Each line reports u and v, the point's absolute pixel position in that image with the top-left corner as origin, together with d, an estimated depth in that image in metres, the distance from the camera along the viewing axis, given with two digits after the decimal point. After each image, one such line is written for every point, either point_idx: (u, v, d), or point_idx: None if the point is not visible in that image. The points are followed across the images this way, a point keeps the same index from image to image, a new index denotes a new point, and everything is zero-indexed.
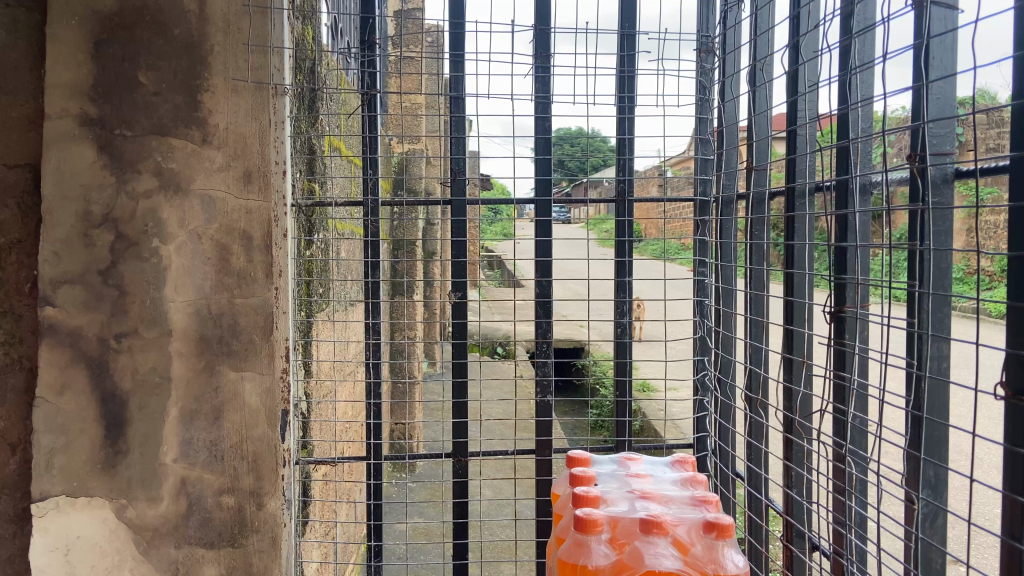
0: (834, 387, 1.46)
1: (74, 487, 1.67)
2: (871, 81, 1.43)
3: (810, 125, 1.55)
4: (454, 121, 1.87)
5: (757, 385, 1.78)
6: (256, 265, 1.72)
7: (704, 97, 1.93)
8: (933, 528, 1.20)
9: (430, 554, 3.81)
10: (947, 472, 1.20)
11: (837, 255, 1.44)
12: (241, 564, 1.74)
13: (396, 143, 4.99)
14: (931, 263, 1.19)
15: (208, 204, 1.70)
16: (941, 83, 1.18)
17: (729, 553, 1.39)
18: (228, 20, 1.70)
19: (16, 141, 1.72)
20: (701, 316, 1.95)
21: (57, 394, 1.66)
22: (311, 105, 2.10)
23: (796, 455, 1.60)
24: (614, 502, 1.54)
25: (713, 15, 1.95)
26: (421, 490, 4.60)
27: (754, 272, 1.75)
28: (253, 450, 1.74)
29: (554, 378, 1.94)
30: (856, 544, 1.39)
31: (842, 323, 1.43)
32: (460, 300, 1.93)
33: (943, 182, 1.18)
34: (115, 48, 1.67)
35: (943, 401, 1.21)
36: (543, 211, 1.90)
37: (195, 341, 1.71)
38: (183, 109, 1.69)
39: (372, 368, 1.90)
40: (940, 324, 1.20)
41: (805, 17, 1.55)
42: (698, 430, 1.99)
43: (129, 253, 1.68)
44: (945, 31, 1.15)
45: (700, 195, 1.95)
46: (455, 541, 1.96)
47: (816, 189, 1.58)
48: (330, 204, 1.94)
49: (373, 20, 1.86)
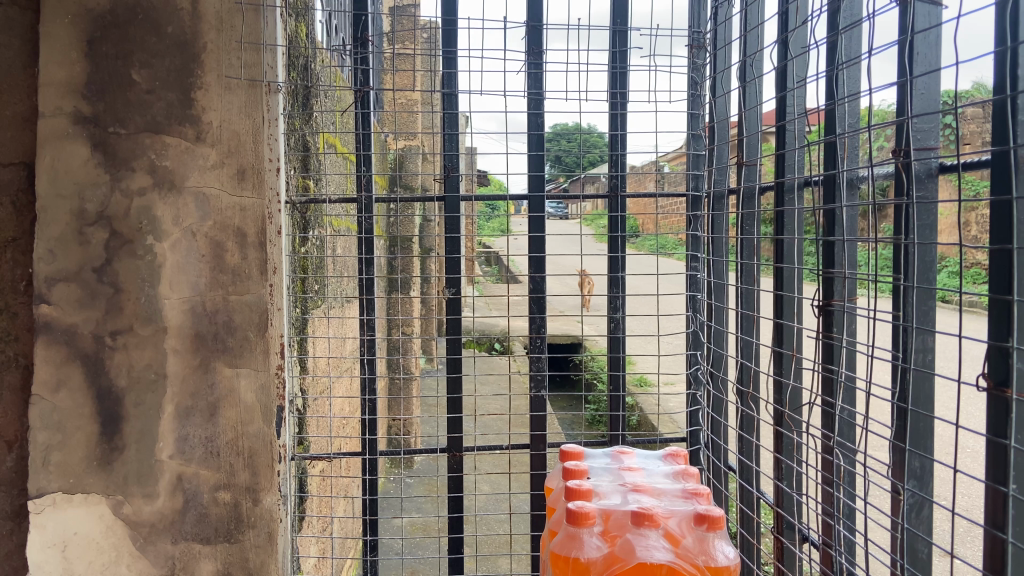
0: (823, 380, 1.49)
1: (72, 483, 1.68)
2: (858, 76, 1.45)
3: (799, 121, 1.58)
4: (448, 118, 1.86)
5: (748, 378, 1.80)
6: (251, 262, 1.73)
7: (695, 93, 1.96)
8: (920, 519, 1.25)
9: (428, 550, 3.88)
10: (932, 463, 1.23)
11: (826, 248, 1.47)
12: (238, 560, 1.75)
13: (391, 140, 5.06)
14: (916, 256, 1.22)
15: (202, 202, 1.71)
16: (925, 78, 1.21)
17: (719, 545, 1.42)
18: (221, 17, 1.71)
19: (10, 139, 1.73)
20: (693, 311, 2.00)
21: (53, 391, 1.67)
22: (307, 101, 2.11)
23: (786, 447, 1.64)
24: (606, 495, 1.57)
25: (705, 10, 1.96)
26: (418, 487, 4.66)
27: (746, 267, 1.78)
28: (249, 447, 1.75)
29: (548, 373, 1.93)
30: (844, 535, 1.42)
31: (830, 316, 1.46)
32: (454, 296, 1.92)
33: (928, 176, 1.22)
34: (109, 46, 1.68)
35: (928, 393, 1.24)
36: (537, 206, 1.90)
37: (190, 338, 1.72)
38: (176, 107, 1.70)
39: (367, 364, 1.90)
40: (923, 316, 1.23)
41: (794, 13, 1.57)
42: (691, 424, 2.04)
43: (123, 250, 1.68)
44: (929, 27, 1.18)
45: (693, 191, 1.99)
46: (451, 535, 1.97)
47: (805, 184, 1.61)
48: (325, 201, 1.93)
49: (366, 16, 1.84)
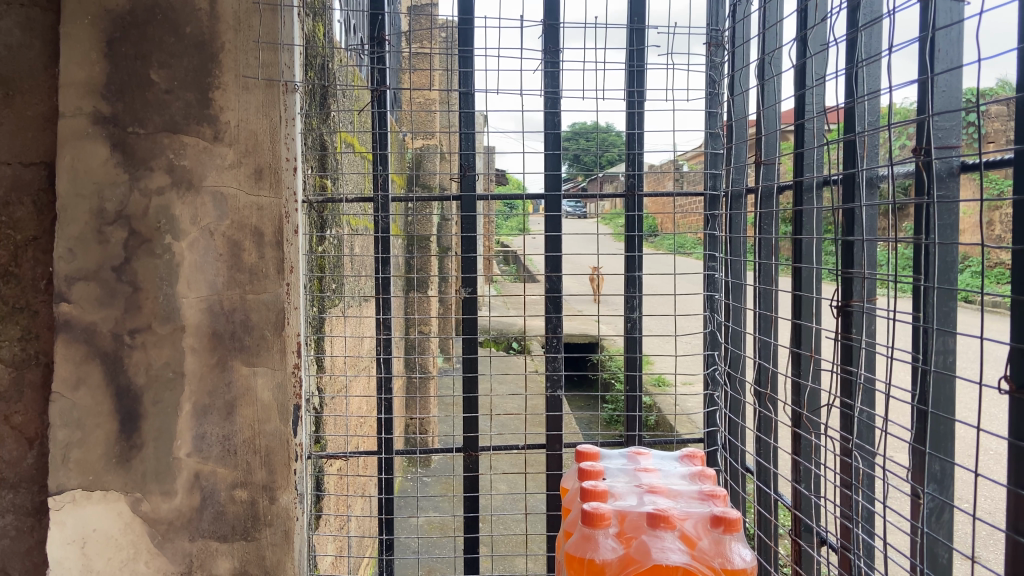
0: (842, 382, 1.47)
1: (91, 481, 1.69)
2: (878, 74, 1.44)
3: (818, 120, 1.56)
4: (464, 117, 1.86)
5: (766, 379, 1.79)
6: (268, 262, 1.74)
7: (713, 91, 1.94)
8: (939, 523, 1.23)
9: (445, 549, 3.90)
10: (952, 466, 1.22)
11: (844, 249, 1.45)
12: (255, 558, 1.76)
13: (410, 139, 5.10)
14: (937, 256, 1.21)
15: (220, 201, 1.72)
16: (946, 75, 1.19)
17: (735, 548, 1.42)
18: (240, 17, 1.72)
19: (31, 139, 1.75)
20: (711, 311, 1.97)
21: (72, 389, 1.68)
22: (324, 101, 2.11)
23: (804, 449, 1.62)
24: (622, 496, 1.56)
25: (723, 8, 1.94)
26: (435, 485, 4.68)
27: (763, 267, 1.76)
28: (266, 445, 1.76)
29: (565, 373, 1.93)
30: (863, 539, 1.41)
31: (849, 317, 1.45)
32: (470, 295, 1.92)
33: (948, 175, 1.20)
34: (128, 46, 1.69)
35: (948, 395, 1.22)
36: (553, 206, 1.90)
37: (207, 336, 1.73)
38: (194, 107, 1.71)
39: (383, 363, 1.90)
40: (945, 317, 1.22)
41: (813, 10, 1.56)
42: (708, 424, 2.02)
43: (142, 249, 1.69)
44: (951, 24, 1.17)
45: (710, 190, 1.96)
46: (467, 534, 1.96)
47: (823, 184, 1.60)
48: (342, 200, 1.91)
49: (383, 16, 1.84)
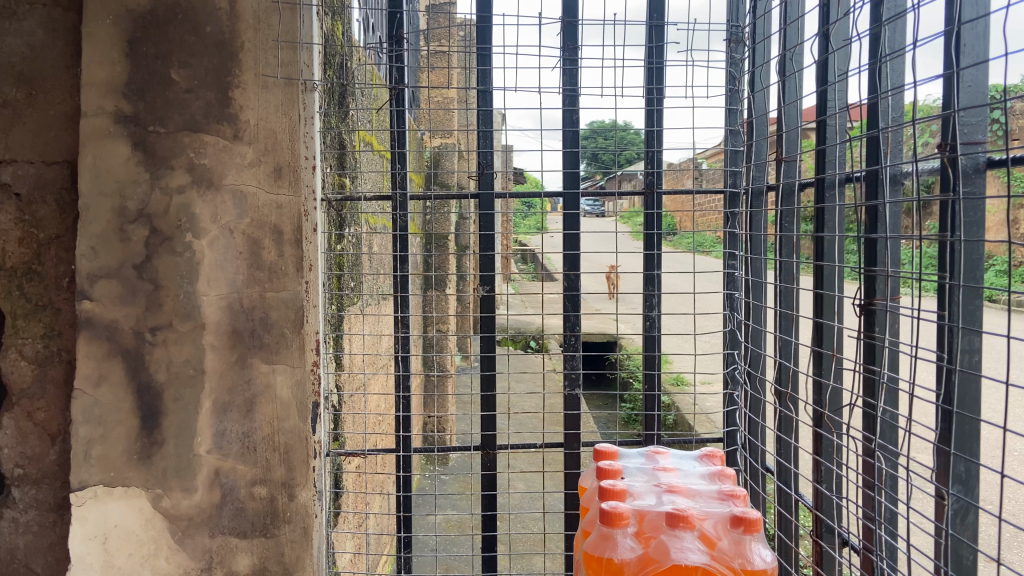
0: (864, 381, 1.45)
1: (112, 477, 1.71)
2: (902, 69, 1.41)
3: (840, 116, 1.54)
4: (482, 115, 1.85)
5: (787, 378, 1.77)
6: (287, 260, 1.75)
7: (733, 88, 1.93)
8: (964, 525, 1.21)
9: (462, 547, 3.91)
10: (978, 467, 1.19)
11: (868, 246, 1.43)
12: (273, 554, 1.77)
13: (427, 138, 5.11)
14: (962, 254, 1.18)
15: (240, 199, 1.73)
16: (972, 70, 1.17)
17: (757, 548, 1.39)
18: (259, 16, 1.72)
19: (54, 139, 1.76)
20: (731, 310, 1.96)
21: (95, 385, 1.70)
22: (343, 100, 2.12)
23: (825, 449, 1.60)
24: (640, 496, 1.55)
25: (743, 4, 1.93)
26: (452, 483, 4.68)
27: (784, 265, 1.74)
28: (285, 442, 1.76)
29: (583, 371, 1.91)
30: (886, 540, 1.39)
31: (872, 316, 1.43)
32: (488, 293, 1.91)
33: (975, 171, 1.18)
34: (149, 46, 1.70)
35: (974, 395, 1.20)
36: (572, 204, 1.88)
37: (227, 334, 1.74)
38: (214, 106, 1.72)
39: (402, 361, 1.90)
40: (971, 316, 1.20)
41: (835, 5, 1.54)
42: (726, 424, 1.99)
43: (163, 247, 1.71)
44: (977, 17, 1.14)
45: (731, 187, 1.94)
46: (485, 533, 1.96)
47: (846, 181, 1.57)
48: (360, 199, 1.90)
49: (401, 14, 1.83)
